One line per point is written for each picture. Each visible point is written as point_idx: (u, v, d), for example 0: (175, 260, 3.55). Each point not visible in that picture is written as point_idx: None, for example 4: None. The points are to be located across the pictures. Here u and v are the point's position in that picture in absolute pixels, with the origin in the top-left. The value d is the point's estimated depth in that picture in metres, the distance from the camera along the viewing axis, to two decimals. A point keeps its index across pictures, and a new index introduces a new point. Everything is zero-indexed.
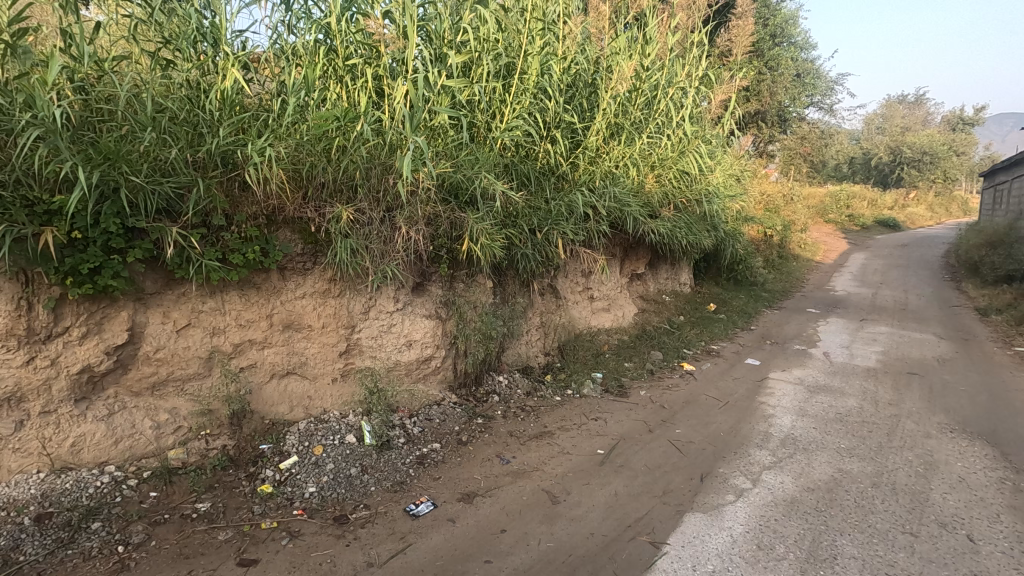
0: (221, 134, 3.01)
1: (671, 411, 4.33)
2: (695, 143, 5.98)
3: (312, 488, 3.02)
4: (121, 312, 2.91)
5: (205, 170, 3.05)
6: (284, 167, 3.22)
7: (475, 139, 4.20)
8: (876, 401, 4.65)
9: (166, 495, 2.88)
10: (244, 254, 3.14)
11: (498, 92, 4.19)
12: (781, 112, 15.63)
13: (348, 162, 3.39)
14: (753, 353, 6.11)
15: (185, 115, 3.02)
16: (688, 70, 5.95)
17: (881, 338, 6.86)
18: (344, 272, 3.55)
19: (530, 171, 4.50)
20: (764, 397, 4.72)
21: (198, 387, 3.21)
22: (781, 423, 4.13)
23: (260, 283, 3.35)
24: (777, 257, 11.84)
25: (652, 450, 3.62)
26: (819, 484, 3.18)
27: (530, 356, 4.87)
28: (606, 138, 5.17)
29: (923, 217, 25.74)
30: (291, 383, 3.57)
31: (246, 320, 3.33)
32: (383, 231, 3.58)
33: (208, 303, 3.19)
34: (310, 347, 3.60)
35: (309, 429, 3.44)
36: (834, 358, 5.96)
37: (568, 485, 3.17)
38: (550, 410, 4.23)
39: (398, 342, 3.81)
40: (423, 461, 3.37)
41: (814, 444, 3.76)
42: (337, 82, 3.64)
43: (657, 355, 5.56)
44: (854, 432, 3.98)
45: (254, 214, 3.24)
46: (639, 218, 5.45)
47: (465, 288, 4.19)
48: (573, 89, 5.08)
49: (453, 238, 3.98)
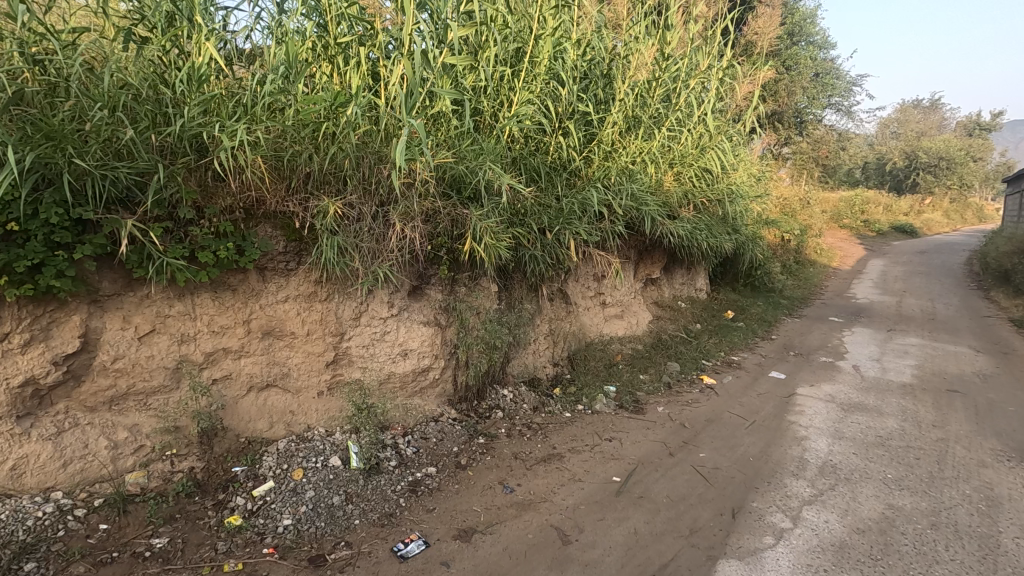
0: (190, 113, 2.63)
1: (693, 431, 3.92)
2: (718, 139, 5.57)
3: (287, 521, 2.63)
4: (73, 317, 2.56)
5: (174, 155, 2.68)
6: (263, 153, 2.85)
7: (480, 129, 3.81)
8: (918, 423, 4.22)
9: (118, 528, 2.51)
10: (215, 251, 2.76)
11: (506, 78, 3.80)
12: (797, 112, 15.18)
13: (336, 150, 3.03)
14: (777, 364, 5.68)
15: (150, 92, 2.66)
16: (711, 60, 5.55)
17: (913, 350, 6.41)
18: (331, 273, 3.17)
19: (540, 165, 4.12)
20: (794, 415, 4.29)
21: (163, 401, 2.85)
22: (816, 446, 3.71)
23: (236, 285, 2.99)
24: (795, 262, 11.38)
25: (675, 478, 3.21)
26: (869, 525, 2.77)
27: (537, 368, 4.48)
28: (623, 131, 4.79)
29: (940, 224, 25.17)
30: (272, 397, 3.22)
31: (221, 326, 2.97)
32: (375, 229, 3.20)
33: (176, 306, 2.83)
34: (294, 356, 3.24)
35: (290, 450, 3.09)
36: (865, 372, 5.52)
37: (580, 521, 2.77)
38: (560, 428, 3.83)
39: (393, 351, 3.46)
40: (416, 489, 2.98)
41: (857, 473, 3.33)
42: (327, 63, 3.28)
43: (674, 367, 5.15)
44: (900, 459, 3.56)
45: (230, 207, 2.86)
46: (657, 219, 5.04)
47: (467, 292, 3.80)
48: (588, 79, 4.68)
49: (454, 237, 3.59)
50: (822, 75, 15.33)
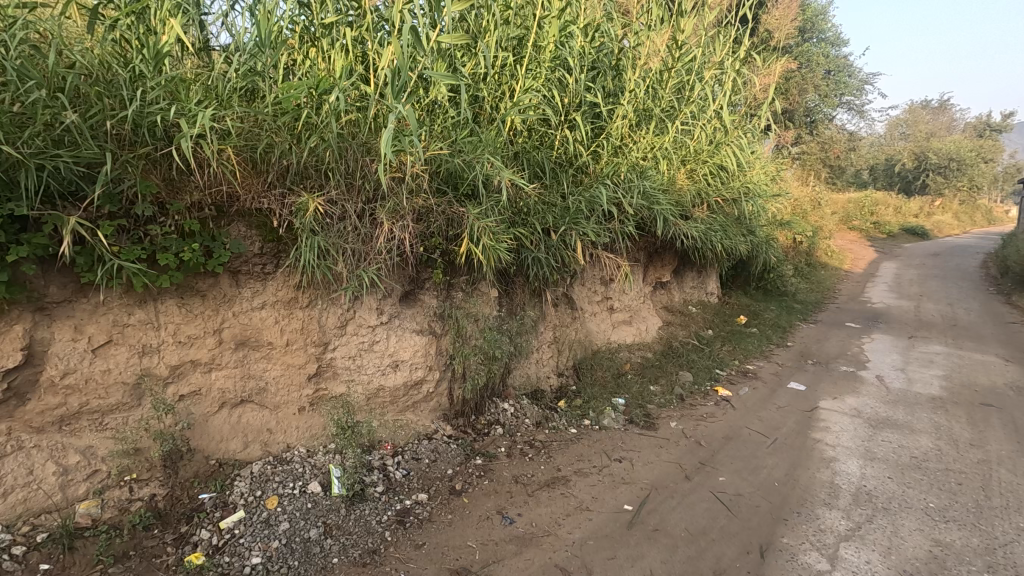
0: (146, 96, 2.32)
1: (710, 450, 3.60)
2: (734, 134, 5.23)
3: (256, 560, 2.34)
4: (14, 327, 2.25)
5: (132, 145, 2.39)
6: (234, 144, 2.56)
7: (479, 120, 3.50)
8: (955, 442, 3.88)
9: (61, 569, 2.23)
10: (179, 253, 2.45)
11: (508, 64, 3.49)
12: (808, 111, 14.81)
13: (317, 141, 2.72)
14: (795, 374, 5.34)
15: (102, 72, 2.35)
16: (727, 50, 5.21)
17: (938, 359, 6.04)
18: (312, 277, 2.87)
19: (544, 159, 3.80)
20: (819, 433, 3.95)
21: (122, 420, 2.55)
22: (846, 469, 3.38)
23: (206, 290, 2.68)
24: (807, 265, 11.01)
25: (693, 507, 2.89)
26: (917, 567, 2.44)
27: (540, 378, 4.16)
28: (633, 125, 4.47)
29: (951, 227, 24.68)
30: (246, 414, 2.91)
31: (188, 336, 2.67)
32: (361, 228, 2.89)
33: (136, 314, 2.52)
34: (272, 368, 2.94)
35: (265, 474, 2.81)
36: (891, 384, 5.17)
37: (588, 560, 2.45)
38: (565, 446, 3.51)
39: (382, 362, 3.16)
40: (404, 519, 2.67)
41: (895, 501, 3.00)
42: (311, 45, 2.97)
43: (686, 377, 4.82)
44: (941, 485, 3.22)
45: (197, 203, 2.55)
46: (670, 219, 4.71)
47: (465, 298, 3.48)
48: (596, 69, 4.36)
49: (450, 238, 3.27)
50: (833, 73, 14.97)
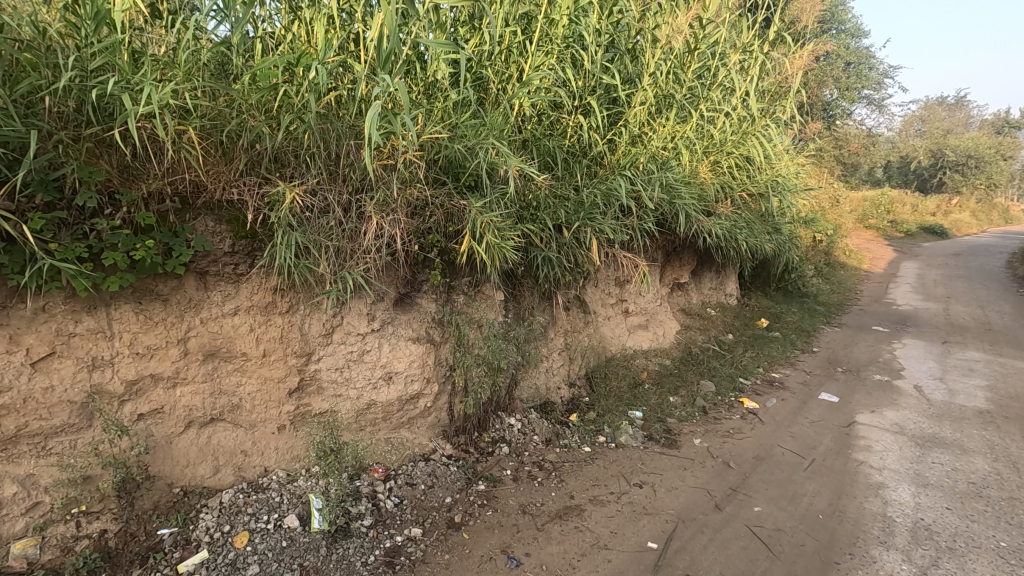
0: (88, 65, 1.98)
1: (741, 472, 3.21)
2: (762, 122, 4.81)
3: None
4: None
5: (76, 125, 2.06)
6: (198, 125, 2.21)
7: (483, 103, 3.12)
8: (1015, 464, 3.46)
9: None
10: (130, 251, 2.09)
11: (516, 40, 3.11)
12: (826, 106, 14.32)
13: (296, 122, 2.35)
14: (826, 384, 4.93)
15: (39, 39, 2.01)
16: (755, 31, 4.79)
17: (979, 367, 5.60)
18: (292, 279, 2.51)
19: (556, 148, 3.42)
20: (861, 453, 3.55)
21: (69, 444, 2.20)
22: (897, 497, 2.98)
23: (168, 294, 2.32)
24: (826, 265, 10.55)
25: (727, 545, 2.51)
26: None
27: (550, 390, 3.79)
28: (653, 111, 4.07)
29: (969, 227, 24.00)
30: (217, 434, 2.56)
31: (148, 347, 2.32)
32: (347, 224, 2.53)
33: (84, 323, 2.17)
34: (247, 383, 2.59)
35: (236, 505, 2.47)
36: (932, 395, 4.75)
37: None
38: (579, 467, 3.14)
39: (373, 375, 2.81)
40: (393, 560, 2.33)
41: (960, 539, 2.60)
42: (291, 16, 2.60)
43: (709, 387, 4.43)
44: (1009, 518, 2.82)
45: (155, 194, 2.20)
46: (692, 214, 4.31)
47: (467, 302, 3.11)
48: (613, 51, 3.97)
49: (449, 235, 2.90)
50: (853, 66, 14.48)
